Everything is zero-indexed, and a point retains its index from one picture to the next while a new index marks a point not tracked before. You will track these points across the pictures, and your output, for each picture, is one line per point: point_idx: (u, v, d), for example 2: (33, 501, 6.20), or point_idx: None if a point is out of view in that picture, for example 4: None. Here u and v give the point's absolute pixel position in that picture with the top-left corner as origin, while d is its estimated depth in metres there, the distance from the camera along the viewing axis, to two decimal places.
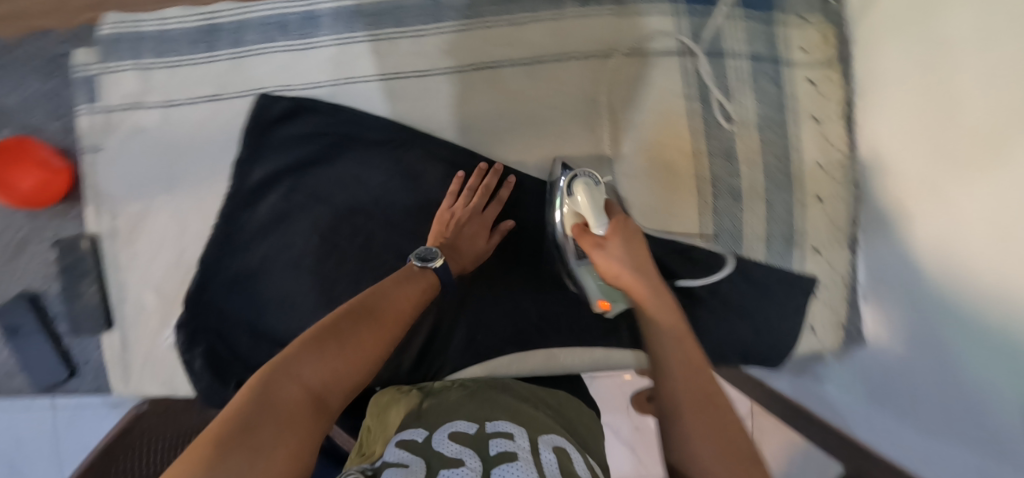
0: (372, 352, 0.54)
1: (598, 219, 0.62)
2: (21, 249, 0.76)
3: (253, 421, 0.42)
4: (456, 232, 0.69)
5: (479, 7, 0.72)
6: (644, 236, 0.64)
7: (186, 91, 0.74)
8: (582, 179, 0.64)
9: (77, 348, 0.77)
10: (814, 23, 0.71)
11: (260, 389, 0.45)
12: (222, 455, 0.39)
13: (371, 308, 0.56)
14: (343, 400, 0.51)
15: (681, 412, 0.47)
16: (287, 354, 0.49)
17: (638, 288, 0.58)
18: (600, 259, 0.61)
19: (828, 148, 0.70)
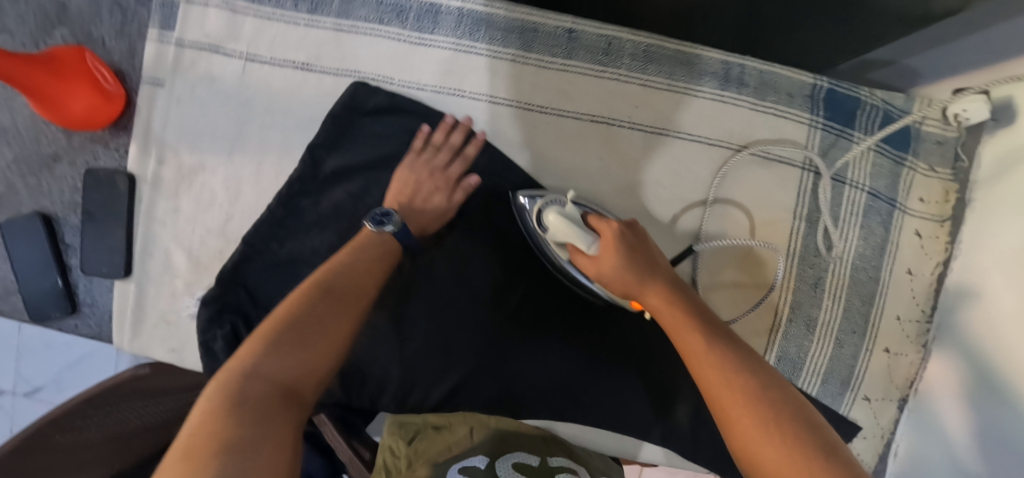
0: (337, 334, 0.52)
1: (583, 239, 0.58)
2: (50, 165, 0.71)
3: (221, 421, 0.41)
4: (417, 190, 0.66)
5: (617, 57, 0.66)
6: (638, 232, 0.60)
7: (275, 50, 0.67)
8: (549, 209, 0.60)
9: (83, 287, 0.72)
10: (940, 176, 0.68)
11: (218, 392, 0.44)
12: (198, 464, 0.38)
13: (328, 292, 0.55)
14: (315, 390, 0.50)
15: (731, 417, 0.45)
16: (243, 354, 0.48)
17: (650, 294, 0.56)
18: (605, 277, 0.58)
19: (913, 304, 0.68)
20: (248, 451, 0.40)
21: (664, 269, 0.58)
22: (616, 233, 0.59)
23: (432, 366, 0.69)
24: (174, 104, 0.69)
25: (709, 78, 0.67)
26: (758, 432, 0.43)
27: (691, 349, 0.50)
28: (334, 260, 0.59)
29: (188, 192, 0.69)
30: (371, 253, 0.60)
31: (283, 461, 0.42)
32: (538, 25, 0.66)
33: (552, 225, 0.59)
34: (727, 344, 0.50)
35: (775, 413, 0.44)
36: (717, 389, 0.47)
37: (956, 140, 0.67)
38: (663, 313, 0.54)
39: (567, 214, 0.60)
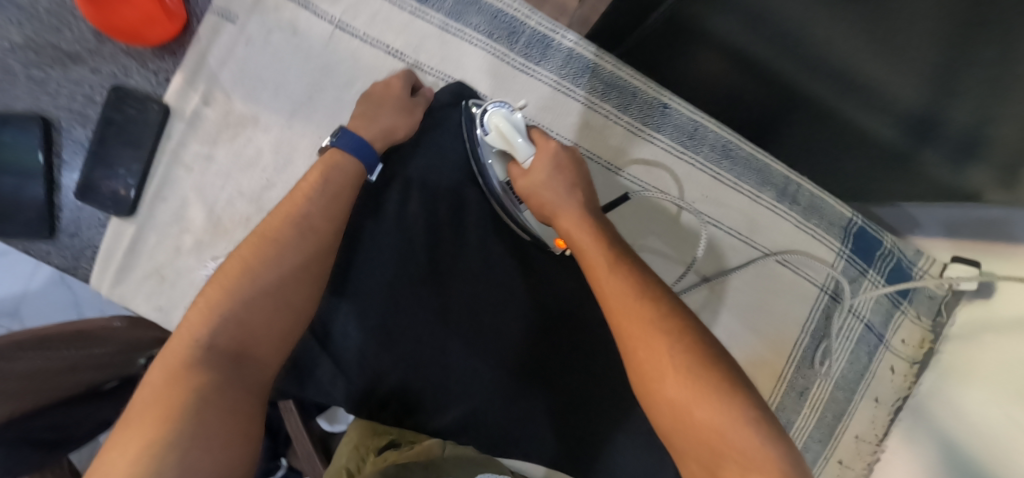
0: (292, 291, 0.52)
1: (519, 148, 0.61)
2: (66, 63, 0.61)
3: (156, 397, 0.43)
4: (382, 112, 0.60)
5: (700, 143, 0.69)
6: (572, 154, 0.63)
7: (372, 27, 0.63)
8: (494, 112, 0.62)
9: (70, 211, 0.62)
10: (922, 324, 0.78)
11: (160, 367, 0.46)
12: (160, 436, 0.41)
13: (274, 244, 0.53)
14: (270, 349, 0.51)
15: (628, 331, 0.49)
16: (187, 322, 0.49)
17: (567, 217, 0.58)
18: (528, 189, 0.61)
19: (870, 426, 0.77)
20: (187, 430, 0.42)
21: (588, 195, 0.62)
22: (553, 148, 0.61)
23: (443, 391, 0.67)
24: (240, 45, 0.62)
25: (771, 189, 0.71)
26: (638, 321, 0.49)
27: (593, 259, 0.55)
28: (287, 204, 0.55)
29: (228, 142, 0.63)
30: (324, 182, 0.56)
31: (233, 436, 0.44)
32: (638, 90, 0.67)
33: (494, 128, 0.61)
34: (624, 256, 0.55)
35: (668, 325, 0.48)
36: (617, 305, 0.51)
37: (942, 298, 0.77)
38: (573, 230, 0.57)
39: (510, 126, 0.61)
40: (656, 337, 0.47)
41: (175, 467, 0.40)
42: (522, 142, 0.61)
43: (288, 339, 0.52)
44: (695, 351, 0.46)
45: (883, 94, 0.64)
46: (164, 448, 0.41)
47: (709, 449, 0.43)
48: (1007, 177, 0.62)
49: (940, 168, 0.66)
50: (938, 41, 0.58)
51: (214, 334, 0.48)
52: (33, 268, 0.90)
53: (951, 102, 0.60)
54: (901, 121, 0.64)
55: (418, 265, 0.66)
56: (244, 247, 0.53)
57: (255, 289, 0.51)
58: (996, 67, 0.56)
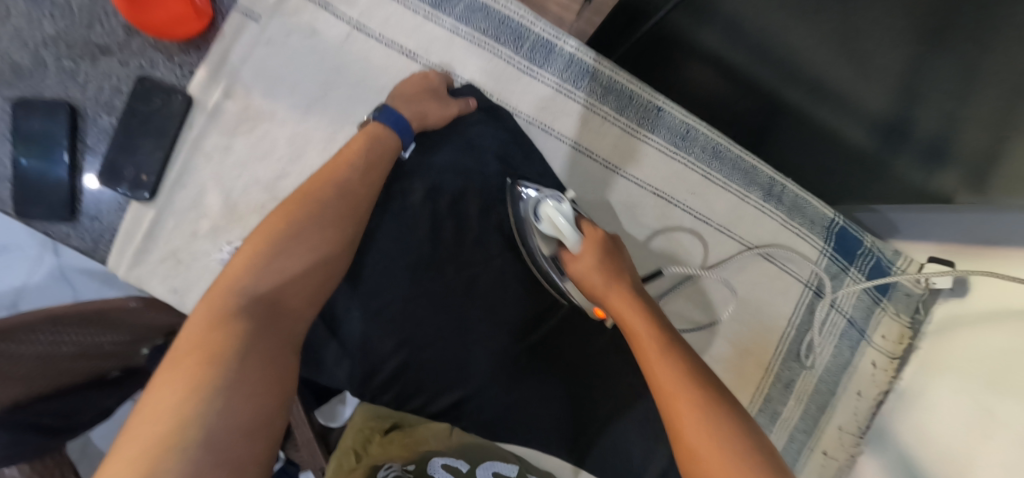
0: (328, 248, 0.56)
1: (570, 238, 0.65)
2: (95, 55, 0.64)
3: (205, 333, 0.45)
4: (421, 96, 0.65)
5: (692, 142, 0.73)
6: (619, 242, 0.67)
7: (385, 29, 0.67)
8: (546, 203, 0.66)
9: (91, 195, 0.65)
10: (901, 321, 0.82)
11: (206, 306, 0.48)
12: (208, 369, 0.43)
13: (316, 204, 0.56)
14: (304, 303, 0.53)
15: (677, 417, 0.52)
16: (230, 271, 0.51)
17: (618, 301, 0.62)
18: (579, 272, 0.65)
19: (853, 419, 0.81)
20: (236, 364, 0.44)
21: (633, 277, 0.65)
22: (601, 237, 0.66)
23: (445, 375, 0.70)
24: (261, 43, 0.65)
25: (757, 189, 0.75)
26: (688, 407, 0.52)
27: (642, 340, 0.58)
28: (326, 170, 0.59)
29: (246, 134, 0.66)
30: (367, 150, 0.61)
31: (276, 374, 0.47)
32: (634, 94, 0.71)
33: (547, 217, 0.65)
34: (670, 337, 0.58)
35: (717, 412, 0.51)
36: (666, 388, 0.54)
37: (919, 296, 0.81)
38: (623, 312, 0.61)
39: (560, 213, 0.65)
40: (702, 423, 0.50)
41: (226, 398, 0.42)
42: (573, 230, 0.65)
43: (319, 295, 0.55)
44: (742, 442, 0.49)
45: (853, 102, 0.69)
46: (215, 380, 0.43)
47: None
48: (974, 181, 0.65)
49: (913, 169, 0.70)
50: (905, 44, 0.63)
51: (257, 283, 0.50)
52: (34, 263, 0.91)
53: (920, 108, 0.65)
54: (875, 126, 0.69)
55: (424, 254, 0.69)
56: (285, 205, 0.56)
57: (297, 243, 0.54)
58: (960, 69, 0.61)
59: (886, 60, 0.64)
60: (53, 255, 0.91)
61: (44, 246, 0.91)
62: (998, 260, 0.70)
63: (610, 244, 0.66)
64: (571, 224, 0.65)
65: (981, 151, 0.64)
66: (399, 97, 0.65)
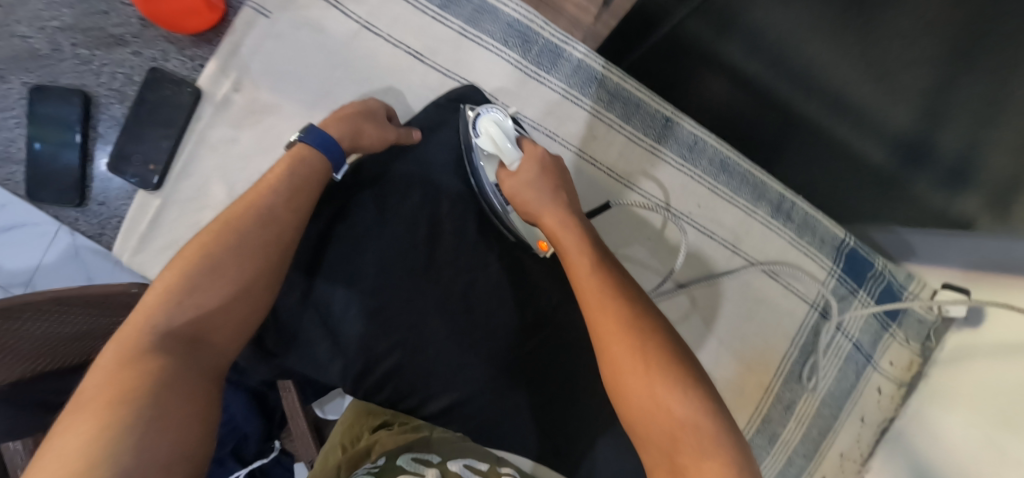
0: (250, 274, 0.54)
1: (506, 152, 0.64)
2: (110, 44, 0.65)
3: (113, 378, 0.44)
4: (357, 118, 0.63)
5: (699, 155, 0.72)
6: (558, 161, 0.67)
7: (394, 28, 0.67)
8: (486, 117, 0.65)
9: (100, 180, 0.66)
10: (910, 348, 0.79)
11: (115, 350, 0.46)
12: (119, 410, 0.42)
13: (237, 231, 0.55)
14: (226, 335, 0.52)
15: (600, 332, 0.53)
16: (144, 305, 0.50)
17: (552, 219, 0.62)
18: (513, 191, 0.64)
19: (856, 445, 0.78)
20: (147, 409, 0.43)
21: (571, 197, 0.65)
22: (539, 154, 0.65)
23: (436, 378, 0.69)
24: (271, 38, 0.66)
25: (765, 204, 0.74)
26: (616, 324, 0.52)
27: (576, 261, 0.59)
28: (252, 195, 0.58)
29: (253, 126, 0.67)
30: (289, 174, 0.59)
31: (197, 409, 0.46)
32: (642, 102, 0.70)
33: (486, 131, 0.64)
34: (603, 258, 0.59)
35: (638, 322, 0.52)
36: (593, 305, 0.55)
37: (932, 323, 0.79)
38: (558, 230, 0.61)
39: (500, 129, 0.64)
40: (628, 340, 0.51)
41: (141, 436, 0.41)
42: (512, 147, 0.64)
43: (244, 327, 0.54)
44: (659, 347, 0.50)
45: (876, 116, 0.68)
46: (127, 420, 0.42)
47: (670, 447, 0.47)
48: (996, 206, 0.64)
49: (932, 193, 0.68)
50: (930, 60, 0.63)
51: (172, 317, 0.49)
52: (49, 242, 0.94)
53: (941, 129, 0.64)
54: (895, 147, 0.68)
55: (421, 255, 0.69)
56: (204, 235, 0.55)
57: (216, 273, 0.52)
58: (993, 81, 0.60)
59: (908, 75, 0.65)
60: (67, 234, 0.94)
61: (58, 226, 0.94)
62: (1017, 290, 0.67)
63: (549, 163, 0.66)
64: (510, 140, 0.65)
65: (1008, 174, 0.61)
66: (333, 120, 0.63)
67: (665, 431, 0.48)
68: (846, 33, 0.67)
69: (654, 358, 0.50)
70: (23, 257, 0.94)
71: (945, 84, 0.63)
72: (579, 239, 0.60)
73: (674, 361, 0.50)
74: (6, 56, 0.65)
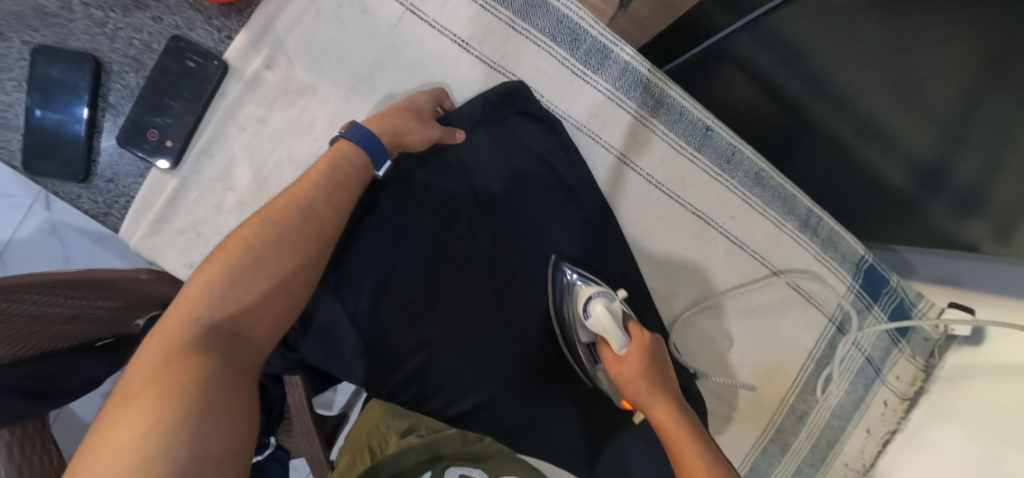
0: (291, 274, 0.52)
1: (618, 340, 0.60)
2: (127, 7, 0.59)
3: (158, 371, 0.43)
4: (401, 114, 0.59)
5: (736, 166, 0.72)
6: (662, 345, 0.64)
7: (441, 15, 0.64)
8: (596, 300, 0.61)
9: (108, 156, 0.60)
10: (915, 363, 0.82)
11: (158, 343, 0.45)
12: (167, 409, 0.41)
13: (278, 226, 0.52)
14: (265, 333, 0.51)
15: None
16: (185, 296, 0.48)
17: (662, 413, 0.59)
18: (622, 378, 0.61)
19: (859, 456, 0.81)
20: (194, 404, 0.42)
21: (675, 387, 0.62)
22: (647, 340, 0.62)
23: (462, 379, 0.67)
24: (310, 15, 0.62)
25: (794, 219, 0.74)
26: None
27: (692, 464, 0.56)
28: (294, 188, 0.54)
29: (285, 107, 0.62)
30: (329, 172, 0.55)
31: (239, 408, 0.45)
32: (685, 110, 0.70)
33: (596, 316, 0.60)
34: (718, 458, 0.56)
35: None
36: None
37: (936, 340, 0.81)
38: (669, 426, 0.58)
39: (611, 316, 0.60)
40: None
41: (188, 433, 0.41)
42: (622, 333, 0.60)
43: (282, 323, 0.53)
44: None
45: (901, 149, 0.68)
46: (174, 422, 0.41)
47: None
48: (999, 233, 0.67)
49: (944, 216, 0.70)
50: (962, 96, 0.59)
51: (215, 311, 0.48)
52: (23, 214, 0.86)
53: (960, 155, 0.63)
54: (914, 172, 0.69)
55: (455, 253, 0.66)
56: (247, 227, 0.52)
57: (257, 270, 0.50)
58: (1000, 133, 0.58)
59: (936, 103, 0.61)
60: (44, 207, 0.86)
61: (34, 198, 0.86)
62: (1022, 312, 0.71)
63: (655, 350, 0.62)
64: (619, 325, 0.61)
65: (1013, 206, 0.63)
66: (378, 115, 0.59)
67: None
68: (880, 58, 0.63)
69: None
70: None
71: (966, 113, 0.59)
72: (692, 436, 0.58)
73: None
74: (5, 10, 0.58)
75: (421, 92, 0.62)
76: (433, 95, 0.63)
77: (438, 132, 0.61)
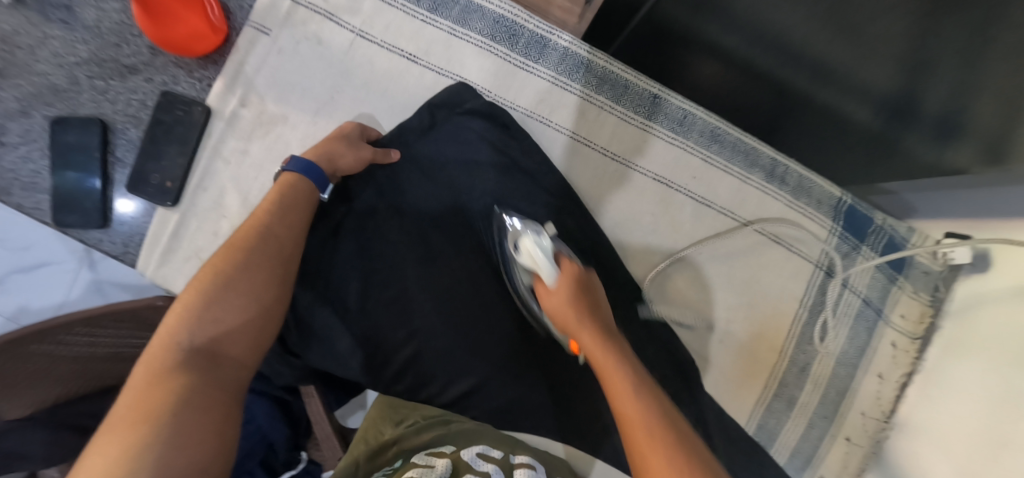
0: (262, 289, 0.57)
1: (545, 270, 0.62)
2: (124, 74, 0.70)
3: (138, 406, 0.46)
4: (333, 143, 0.66)
5: (689, 129, 0.74)
6: (595, 280, 0.65)
7: (387, 35, 0.71)
8: (528, 235, 0.64)
9: (122, 203, 0.70)
10: (920, 300, 0.79)
11: (143, 371, 0.49)
12: (141, 438, 0.44)
13: (244, 248, 0.58)
14: (244, 349, 0.54)
15: (643, 462, 0.49)
16: (166, 325, 0.52)
17: (588, 338, 0.59)
18: (553, 309, 0.62)
19: (876, 403, 0.78)
20: (167, 428, 0.45)
21: (605, 317, 0.62)
22: (576, 272, 0.63)
23: (453, 364, 0.71)
24: (272, 54, 0.70)
25: (759, 170, 0.75)
26: (654, 444, 0.49)
27: (612, 378, 0.55)
28: (253, 218, 0.61)
29: (262, 138, 0.70)
30: (280, 198, 0.62)
31: (216, 426, 0.48)
32: (628, 83, 0.73)
33: (525, 249, 0.64)
34: (643, 378, 0.56)
35: (681, 455, 0.49)
36: (632, 426, 0.51)
37: (939, 274, 0.78)
38: (595, 352, 0.58)
39: (538, 246, 0.63)
40: (659, 451, 0.49)
41: (157, 456, 0.44)
42: (553, 263, 0.63)
43: (261, 337, 0.57)
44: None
45: (857, 80, 0.66)
46: (147, 453, 0.43)
47: None
48: (989, 156, 0.61)
49: (925, 149, 0.65)
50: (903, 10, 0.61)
51: (190, 335, 0.52)
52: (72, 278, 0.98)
53: (927, 81, 0.62)
54: (877, 106, 0.66)
55: (430, 247, 0.71)
56: (216, 256, 0.57)
57: (227, 292, 0.55)
58: (972, 27, 0.59)
59: (882, 41, 0.63)
60: (89, 269, 0.98)
61: (80, 262, 0.98)
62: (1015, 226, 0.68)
63: (583, 279, 0.63)
64: (551, 259, 0.63)
65: (995, 123, 0.60)
66: (314, 147, 0.66)
67: None
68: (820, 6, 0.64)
69: None
70: (47, 295, 0.97)
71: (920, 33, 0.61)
72: (619, 359, 0.57)
73: None
74: (29, 93, 0.69)
75: (345, 122, 0.69)
76: (361, 125, 0.69)
77: (369, 154, 0.68)
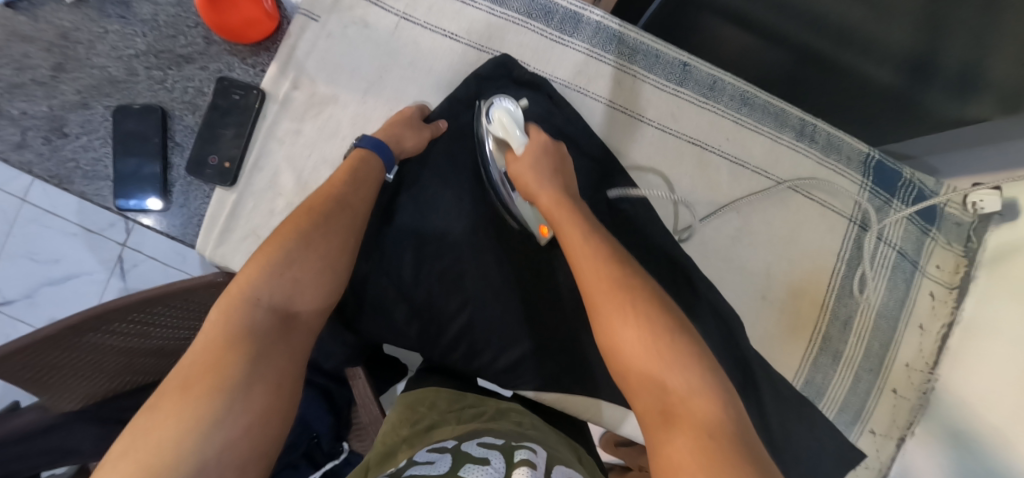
0: (336, 257, 0.59)
1: (516, 140, 0.69)
2: (181, 63, 0.73)
3: (215, 354, 0.48)
4: (397, 125, 0.70)
5: (720, 92, 0.77)
6: (559, 155, 0.70)
7: (429, 17, 0.75)
8: (498, 107, 0.70)
9: (181, 187, 0.73)
10: (953, 251, 0.81)
11: (222, 318, 0.50)
12: (214, 389, 0.46)
13: (321, 215, 0.60)
14: (315, 313, 0.56)
15: (597, 299, 0.55)
16: (248, 274, 0.54)
17: (553, 203, 0.64)
18: (518, 174, 0.68)
19: (919, 355, 0.79)
20: (241, 389, 0.47)
21: (567, 183, 0.68)
22: (543, 142, 0.70)
23: (507, 328, 0.73)
24: (322, 38, 0.73)
25: (789, 130, 0.78)
26: (603, 281, 0.55)
27: (569, 232, 0.61)
28: (325, 187, 0.63)
29: (314, 118, 0.73)
30: (354, 172, 0.65)
31: (281, 387, 0.50)
32: (660, 53, 0.77)
33: (497, 120, 0.70)
34: (600, 235, 0.61)
35: (633, 297, 0.54)
36: (583, 270, 0.57)
37: (970, 224, 0.80)
38: (555, 212, 0.63)
39: (509, 118, 0.69)
40: (618, 302, 0.53)
41: (224, 409, 0.45)
42: (520, 134, 0.69)
43: (328, 305, 0.58)
44: (654, 314, 0.52)
45: (870, 41, 0.69)
46: (218, 408, 0.45)
47: (660, 392, 0.48)
48: (1007, 104, 0.64)
49: (947, 102, 0.69)
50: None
51: (272, 289, 0.53)
52: (102, 288, 1.05)
53: (945, 39, 0.64)
54: (899, 65, 0.69)
55: (478, 215, 0.74)
56: (297, 216, 0.59)
57: (305, 253, 0.56)
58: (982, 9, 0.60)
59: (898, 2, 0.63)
60: (119, 278, 1.06)
61: (109, 272, 1.05)
62: None
63: (549, 150, 0.70)
64: (518, 128, 0.70)
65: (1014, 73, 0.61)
66: (381, 127, 0.70)
67: (643, 373, 0.50)
68: None
69: (648, 323, 0.52)
70: (79, 305, 1.05)
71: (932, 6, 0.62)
72: (574, 217, 0.62)
73: (650, 317, 0.52)
74: (89, 85, 0.72)
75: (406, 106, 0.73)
76: (420, 106, 0.73)
77: (430, 135, 0.71)
